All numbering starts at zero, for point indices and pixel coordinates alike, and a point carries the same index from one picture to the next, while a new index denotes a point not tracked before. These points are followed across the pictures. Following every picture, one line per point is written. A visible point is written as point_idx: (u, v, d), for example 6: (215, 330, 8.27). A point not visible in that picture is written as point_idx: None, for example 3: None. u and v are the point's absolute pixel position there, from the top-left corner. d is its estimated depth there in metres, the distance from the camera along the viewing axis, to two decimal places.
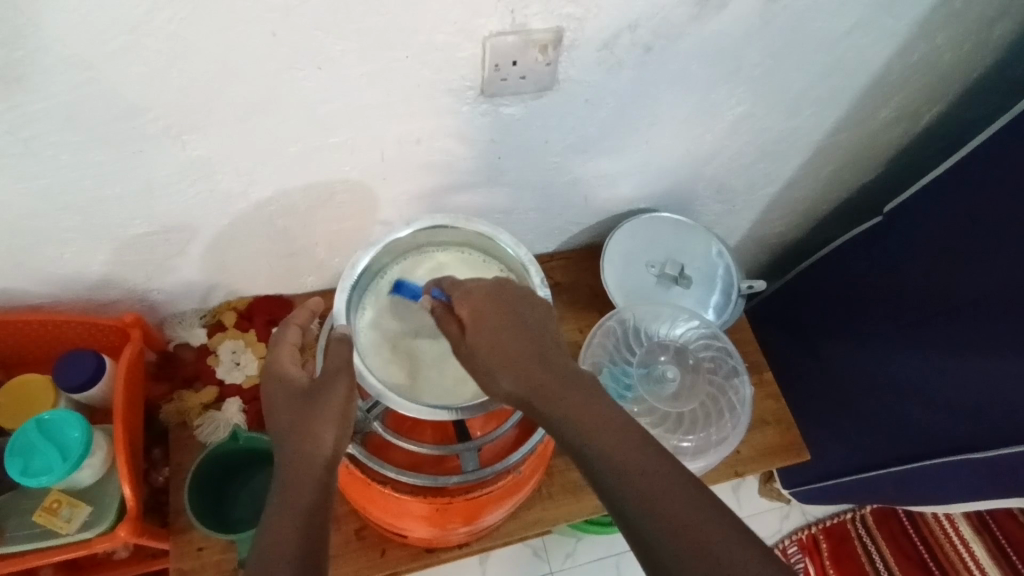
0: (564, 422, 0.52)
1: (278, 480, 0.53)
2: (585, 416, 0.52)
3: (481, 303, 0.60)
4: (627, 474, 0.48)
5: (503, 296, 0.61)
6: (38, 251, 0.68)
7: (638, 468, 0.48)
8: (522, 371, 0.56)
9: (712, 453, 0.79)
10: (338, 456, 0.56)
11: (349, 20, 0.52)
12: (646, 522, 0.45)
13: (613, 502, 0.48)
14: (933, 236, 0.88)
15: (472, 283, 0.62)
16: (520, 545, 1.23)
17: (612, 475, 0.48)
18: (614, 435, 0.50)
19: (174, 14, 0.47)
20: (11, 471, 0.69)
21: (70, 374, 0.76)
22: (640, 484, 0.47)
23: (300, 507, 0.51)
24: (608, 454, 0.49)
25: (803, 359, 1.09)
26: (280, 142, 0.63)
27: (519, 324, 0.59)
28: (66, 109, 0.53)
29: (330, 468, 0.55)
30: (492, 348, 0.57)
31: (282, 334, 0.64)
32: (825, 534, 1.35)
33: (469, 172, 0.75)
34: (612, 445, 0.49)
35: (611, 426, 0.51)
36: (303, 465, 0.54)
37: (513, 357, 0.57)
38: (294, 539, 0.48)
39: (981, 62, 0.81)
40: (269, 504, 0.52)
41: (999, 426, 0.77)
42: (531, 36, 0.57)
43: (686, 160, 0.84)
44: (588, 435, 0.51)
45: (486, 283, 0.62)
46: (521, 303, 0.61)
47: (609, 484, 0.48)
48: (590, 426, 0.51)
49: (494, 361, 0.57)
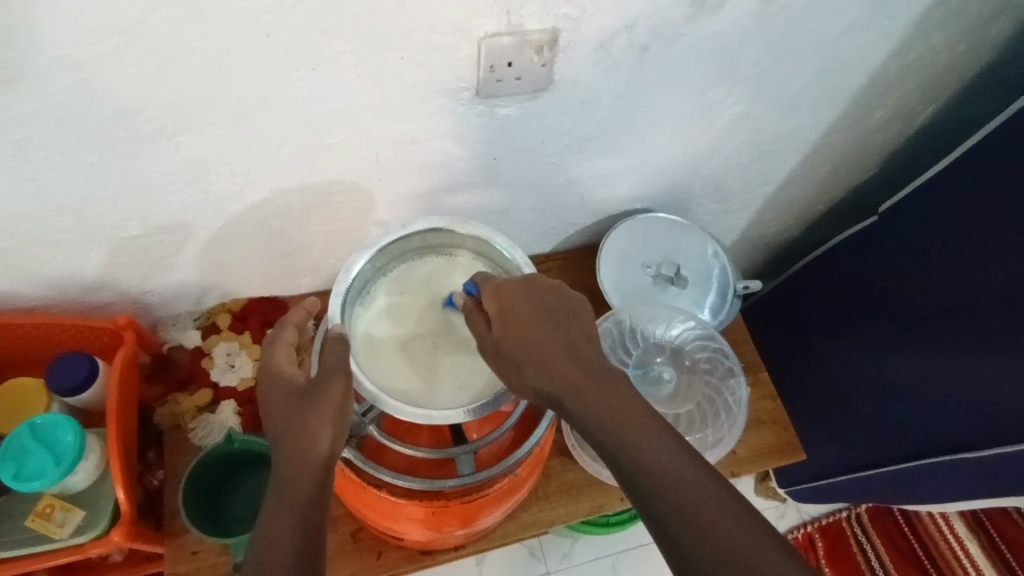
0: (594, 419, 0.52)
1: (275, 477, 0.53)
2: (611, 411, 0.52)
3: (512, 297, 0.60)
4: (655, 472, 0.48)
5: (535, 291, 0.61)
6: (30, 253, 0.68)
7: (668, 470, 0.48)
8: (550, 362, 0.56)
9: (709, 455, 0.79)
10: (335, 453, 0.55)
11: (344, 21, 0.51)
12: (676, 523, 0.45)
13: (643, 503, 0.48)
14: (928, 236, 0.88)
15: (503, 279, 0.62)
16: (517, 546, 1.23)
17: (642, 475, 0.48)
18: (641, 431, 0.50)
19: (167, 14, 0.47)
20: (3, 476, 0.68)
21: (63, 377, 0.75)
22: (667, 481, 0.47)
23: (296, 507, 0.51)
24: (638, 454, 0.49)
25: (799, 360, 1.09)
26: (275, 143, 0.62)
27: (548, 319, 0.59)
28: (57, 111, 0.53)
29: (327, 466, 0.54)
30: (520, 341, 0.57)
31: (278, 333, 0.64)
32: (821, 534, 1.34)
33: (465, 173, 0.74)
34: (640, 444, 0.49)
35: (640, 425, 0.51)
36: (299, 464, 0.53)
37: (541, 349, 0.57)
38: (290, 538, 0.48)
39: (975, 63, 0.81)
40: (265, 502, 0.52)
41: (994, 425, 0.77)
42: (527, 37, 0.57)
43: (682, 160, 0.84)
44: (618, 433, 0.50)
45: (518, 278, 0.62)
46: (552, 297, 0.61)
47: (639, 484, 0.48)
48: (620, 424, 0.51)
49: (521, 355, 0.57)
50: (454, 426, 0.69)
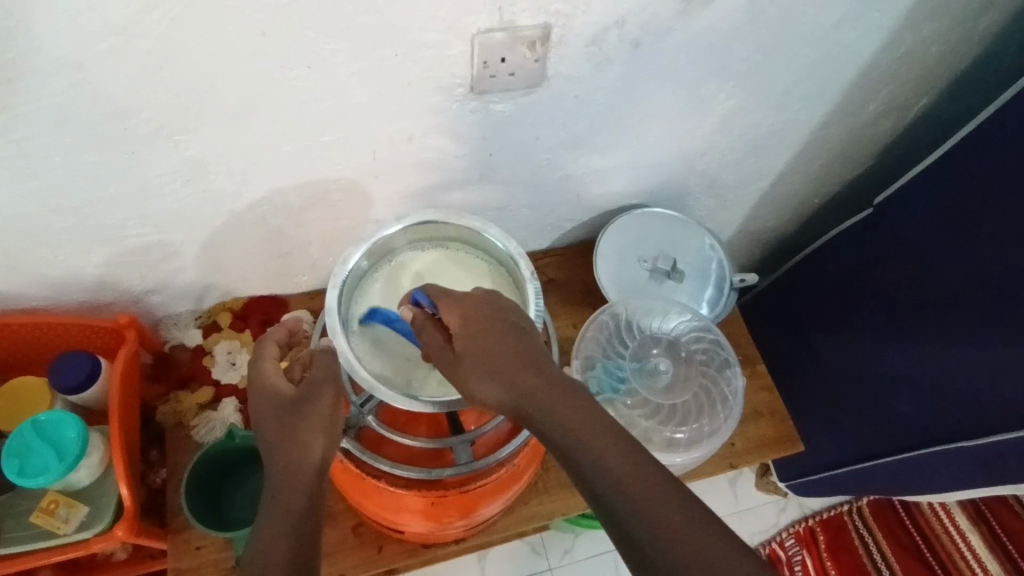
0: (556, 425, 0.53)
1: (270, 484, 0.55)
2: (571, 418, 0.53)
3: (473, 311, 0.58)
4: (616, 477, 0.49)
5: (495, 308, 0.59)
6: (33, 254, 0.69)
7: (626, 472, 0.50)
8: (511, 376, 0.55)
9: (705, 444, 0.80)
10: (328, 460, 0.57)
11: (339, 20, 0.52)
12: (637, 528, 0.48)
13: (604, 508, 0.50)
14: (923, 227, 0.88)
15: (461, 294, 0.60)
16: (518, 543, 1.24)
17: (603, 480, 0.50)
18: (600, 435, 0.52)
19: (164, 14, 0.48)
20: (7, 472, 0.69)
21: (65, 375, 0.76)
22: (628, 485, 0.49)
23: (291, 513, 0.53)
24: (600, 461, 0.50)
25: (797, 353, 1.10)
26: (273, 142, 0.63)
27: (508, 334, 0.57)
28: (58, 111, 0.53)
29: (320, 472, 0.56)
30: (482, 354, 0.56)
31: (260, 348, 0.64)
32: (823, 527, 1.33)
33: (460, 170, 0.75)
34: (601, 449, 0.51)
35: (601, 431, 0.52)
36: (294, 469, 0.55)
37: (502, 364, 0.55)
38: (285, 541, 0.50)
39: (966, 55, 0.82)
40: (261, 508, 0.54)
41: (990, 413, 0.77)
42: (519, 33, 0.58)
43: (676, 155, 0.85)
44: (582, 441, 0.52)
45: (475, 294, 0.60)
46: (508, 313, 0.59)
47: (600, 488, 0.50)
48: (582, 429, 0.52)
49: (482, 367, 0.55)
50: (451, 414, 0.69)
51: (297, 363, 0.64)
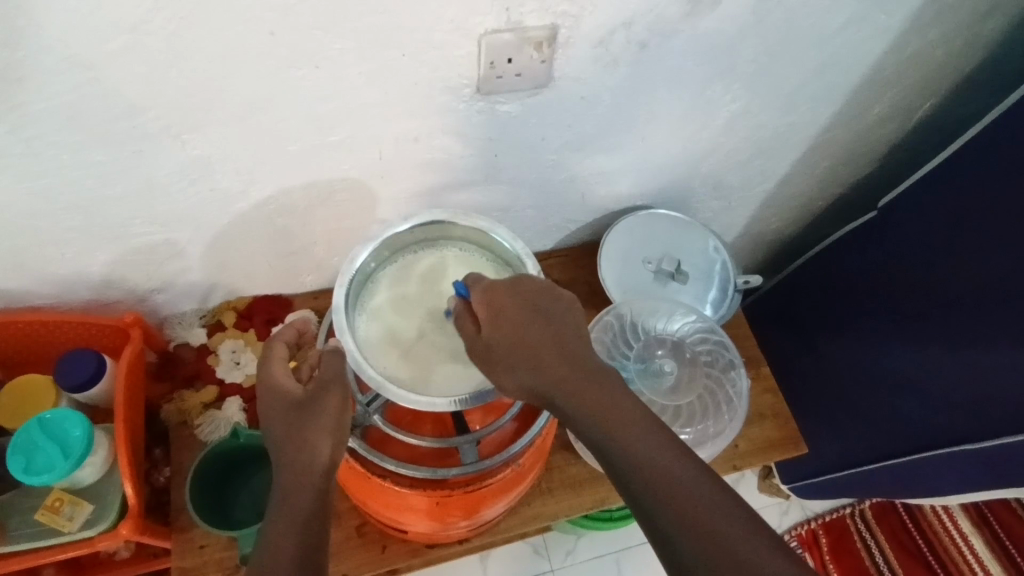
0: (586, 416, 0.54)
1: (279, 488, 0.56)
2: (603, 411, 0.54)
3: (502, 298, 0.58)
4: (645, 469, 0.50)
5: (526, 294, 0.59)
6: (40, 252, 0.69)
7: (656, 464, 0.50)
8: (545, 367, 0.56)
9: (710, 446, 0.80)
10: (337, 462, 0.57)
11: (347, 20, 0.52)
12: (666, 521, 0.48)
13: (634, 498, 0.50)
14: (928, 231, 0.88)
15: (493, 281, 0.59)
16: (519, 544, 1.24)
17: (633, 472, 0.50)
18: (630, 427, 0.53)
19: (174, 13, 0.48)
20: (12, 469, 0.69)
21: (71, 373, 0.76)
22: (657, 476, 0.49)
23: (298, 517, 0.53)
24: (629, 453, 0.51)
25: (801, 356, 1.10)
26: (280, 141, 0.63)
27: (540, 323, 0.58)
28: (66, 109, 0.54)
29: (329, 474, 0.57)
30: (512, 343, 0.56)
31: (269, 348, 0.64)
32: (824, 529, 1.33)
33: (466, 170, 0.75)
34: (631, 442, 0.52)
35: (631, 422, 0.53)
36: (301, 473, 0.56)
37: (534, 354, 0.56)
38: (290, 548, 0.51)
39: (972, 58, 0.82)
40: (269, 512, 0.55)
41: (993, 417, 0.77)
42: (527, 34, 0.58)
43: (682, 157, 0.85)
44: (615, 434, 0.52)
45: (507, 280, 0.59)
46: (540, 301, 0.59)
47: (630, 479, 0.50)
48: (613, 421, 0.53)
49: (513, 356, 0.56)
50: (456, 413, 0.68)
51: (306, 364, 0.64)
